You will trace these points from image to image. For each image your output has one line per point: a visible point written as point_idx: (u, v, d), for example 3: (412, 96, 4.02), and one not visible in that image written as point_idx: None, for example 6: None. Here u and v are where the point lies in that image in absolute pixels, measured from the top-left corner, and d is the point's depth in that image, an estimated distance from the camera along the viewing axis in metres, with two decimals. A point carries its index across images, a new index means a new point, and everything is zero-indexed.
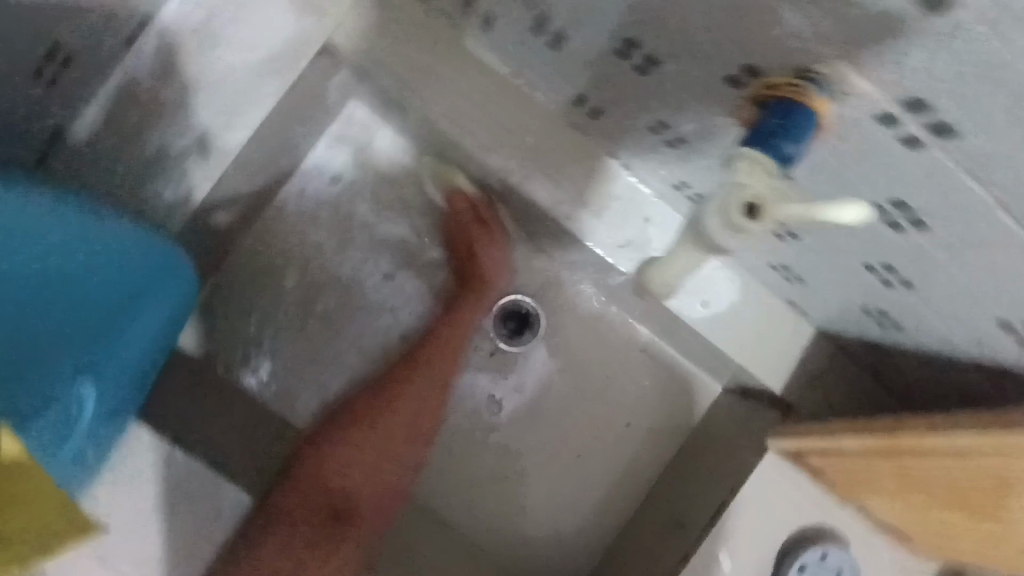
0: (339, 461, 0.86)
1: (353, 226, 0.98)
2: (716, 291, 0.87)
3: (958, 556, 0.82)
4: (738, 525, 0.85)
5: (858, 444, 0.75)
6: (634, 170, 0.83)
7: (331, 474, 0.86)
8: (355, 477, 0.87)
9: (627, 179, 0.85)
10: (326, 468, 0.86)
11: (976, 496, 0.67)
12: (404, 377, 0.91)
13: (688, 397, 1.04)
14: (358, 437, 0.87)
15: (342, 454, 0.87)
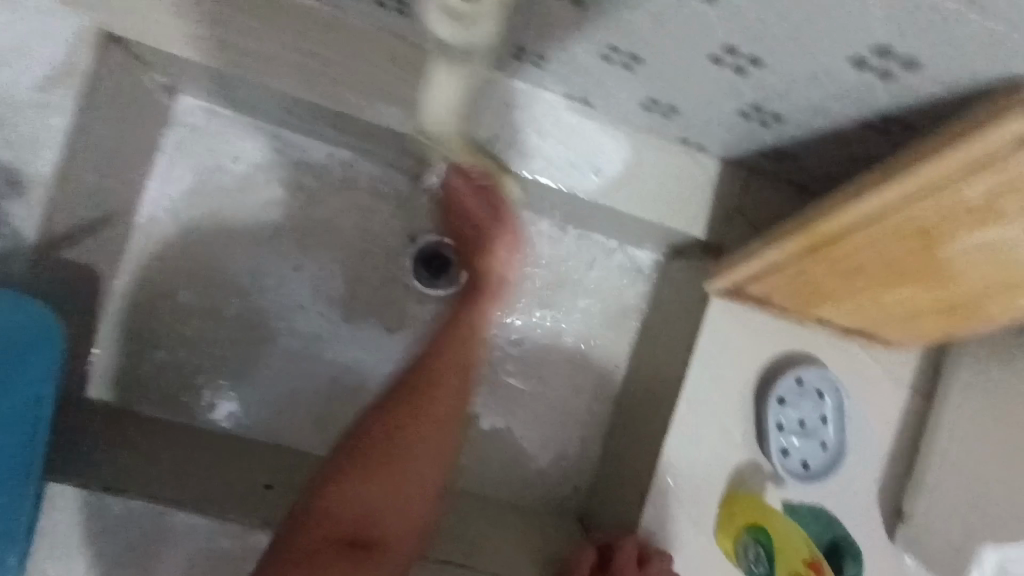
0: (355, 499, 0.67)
1: (242, 222, 0.95)
2: (609, 156, 0.81)
3: (929, 330, 0.79)
4: (698, 374, 0.85)
5: (785, 252, 0.71)
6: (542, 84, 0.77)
7: (343, 514, 0.66)
8: (393, 499, 0.69)
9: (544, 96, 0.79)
10: (402, 476, 0.69)
11: (904, 256, 0.64)
12: (453, 351, 0.75)
13: (629, 281, 1.03)
14: (414, 427, 0.71)
15: (371, 484, 0.68)
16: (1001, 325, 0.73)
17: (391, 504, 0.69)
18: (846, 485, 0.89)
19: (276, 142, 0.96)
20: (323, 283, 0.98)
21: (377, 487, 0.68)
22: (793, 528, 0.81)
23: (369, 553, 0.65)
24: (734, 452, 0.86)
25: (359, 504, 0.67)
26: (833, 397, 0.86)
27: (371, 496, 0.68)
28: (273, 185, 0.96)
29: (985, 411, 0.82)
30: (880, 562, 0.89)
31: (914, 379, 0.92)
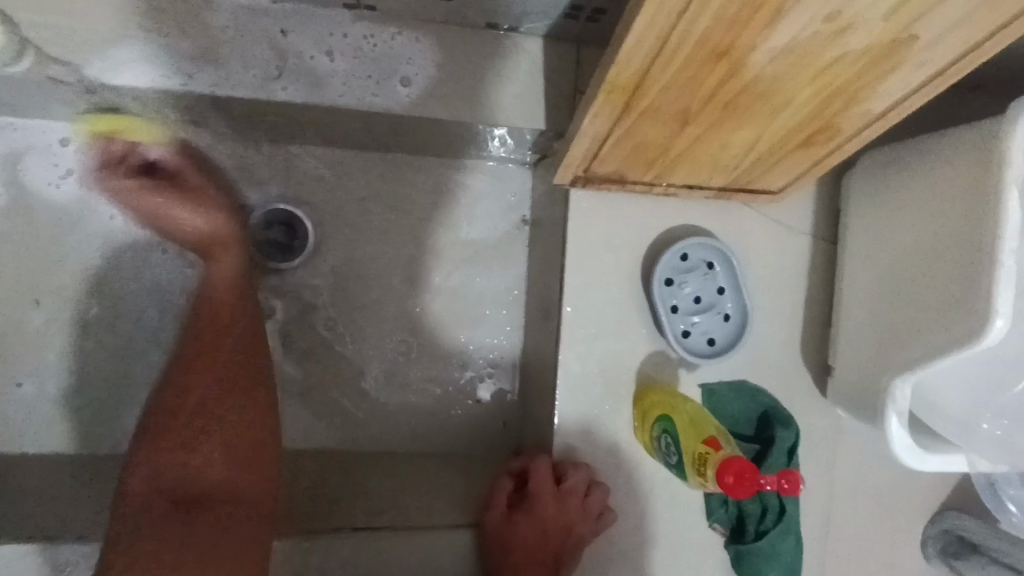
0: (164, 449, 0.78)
1: (69, 237, 0.87)
2: (417, 63, 0.73)
3: (797, 165, 0.72)
4: (578, 271, 0.80)
5: (598, 124, 0.62)
6: (384, 7, 0.71)
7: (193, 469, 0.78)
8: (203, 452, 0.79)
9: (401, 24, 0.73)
10: (208, 438, 0.79)
11: (721, 90, 0.56)
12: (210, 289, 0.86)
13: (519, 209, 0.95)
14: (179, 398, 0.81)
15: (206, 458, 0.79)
16: (862, 138, 0.66)
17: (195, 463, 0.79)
18: (761, 350, 0.84)
19: (78, 138, 0.86)
20: (176, 280, 0.90)
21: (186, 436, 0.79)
22: (701, 409, 0.74)
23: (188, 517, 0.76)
24: (636, 345, 0.81)
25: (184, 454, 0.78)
26: (724, 265, 0.80)
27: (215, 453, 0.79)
28: (89, 188, 0.87)
29: (876, 234, 0.76)
30: (812, 419, 0.85)
31: (811, 225, 0.86)
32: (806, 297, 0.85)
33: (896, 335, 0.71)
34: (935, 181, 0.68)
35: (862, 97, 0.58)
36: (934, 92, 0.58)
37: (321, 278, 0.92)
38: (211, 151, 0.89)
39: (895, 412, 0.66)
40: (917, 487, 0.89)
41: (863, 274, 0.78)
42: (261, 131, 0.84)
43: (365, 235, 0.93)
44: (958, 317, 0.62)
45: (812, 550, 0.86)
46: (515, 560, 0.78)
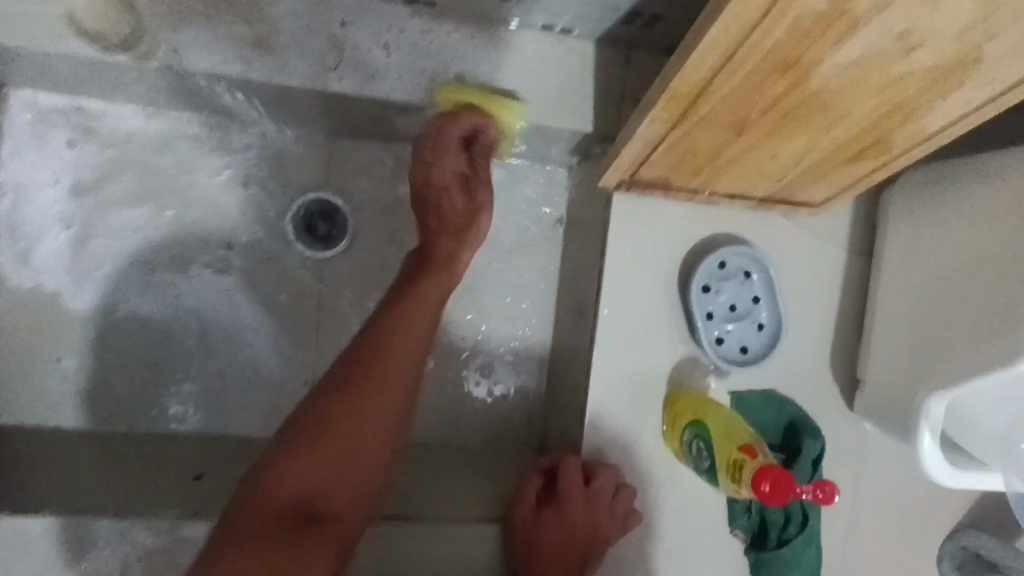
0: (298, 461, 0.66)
1: (105, 215, 0.88)
2: (470, 61, 0.74)
3: (842, 178, 0.73)
4: (617, 274, 0.81)
5: (655, 128, 0.63)
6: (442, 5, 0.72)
7: (287, 479, 0.66)
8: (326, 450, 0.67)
9: (456, 22, 0.74)
10: (348, 421, 0.68)
11: (781, 101, 0.57)
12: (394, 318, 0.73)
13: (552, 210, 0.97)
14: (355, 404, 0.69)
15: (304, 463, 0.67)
16: (911, 154, 0.67)
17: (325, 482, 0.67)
18: (791, 361, 0.85)
19: (120, 119, 0.87)
20: (216, 263, 0.91)
21: (331, 474, 0.67)
22: (734, 417, 0.75)
23: (317, 528, 0.65)
24: (669, 350, 0.82)
25: (294, 481, 0.66)
26: (761, 275, 0.81)
27: (308, 471, 0.66)
28: (130, 168, 0.88)
29: (915, 250, 0.77)
30: (839, 432, 0.86)
31: (846, 239, 0.86)
32: (838, 310, 0.86)
33: (931, 350, 0.72)
34: (982, 200, 0.68)
35: (917, 114, 0.59)
36: (989, 112, 0.59)
37: (357, 269, 0.93)
38: (257, 137, 0.90)
39: (929, 429, 0.67)
40: (938, 504, 0.90)
41: (899, 289, 0.79)
42: (308, 120, 0.85)
43: (402, 228, 0.94)
44: (998, 334, 0.63)
45: (833, 561, 0.86)
46: (541, 556, 0.79)
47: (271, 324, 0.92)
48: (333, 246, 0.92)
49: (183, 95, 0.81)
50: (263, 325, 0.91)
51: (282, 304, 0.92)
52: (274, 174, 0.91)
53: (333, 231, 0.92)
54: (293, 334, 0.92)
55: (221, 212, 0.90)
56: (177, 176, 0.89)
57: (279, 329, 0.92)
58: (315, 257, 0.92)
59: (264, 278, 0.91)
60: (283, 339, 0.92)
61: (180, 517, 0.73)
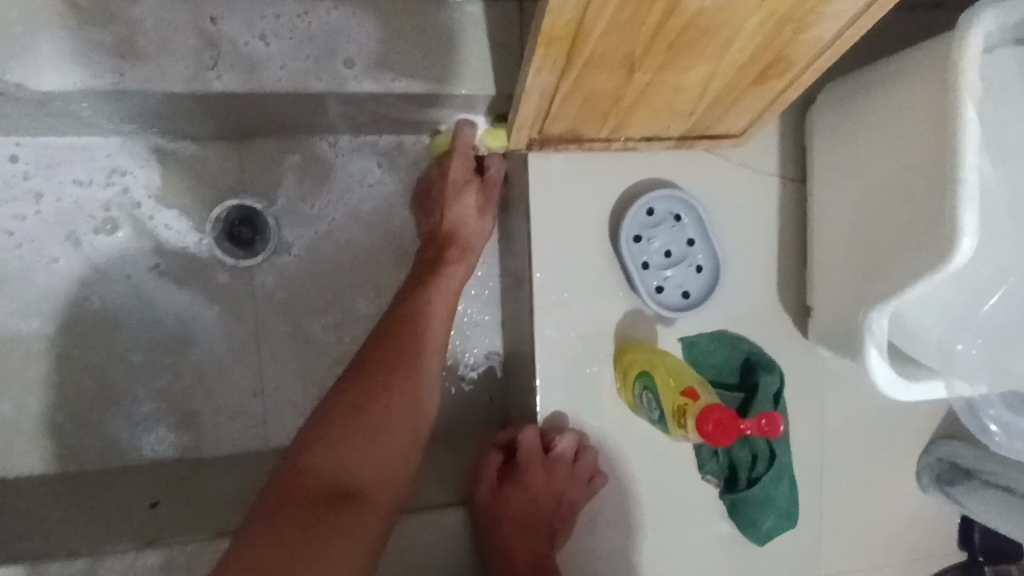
0: (336, 448, 0.64)
1: (29, 230, 0.84)
2: (356, 38, 0.71)
3: (756, 102, 0.70)
4: (546, 237, 0.78)
5: (544, 78, 0.60)
6: None
7: (323, 465, 0.63)
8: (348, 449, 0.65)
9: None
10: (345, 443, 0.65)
11: (661, 29, 0.54)
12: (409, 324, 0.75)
13: None
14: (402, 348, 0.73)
15: (338, 449, 0.64)
16: (818, 66, 0.64)
17: (362, 462, 0.64)
18: (739, 298, 0.83)
19: (41, 146, 0.83)
20: (147, 287, 0.88)
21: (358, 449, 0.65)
22: (679, 363, 0.73)
23: (352, 506, 0.61)
24: (611, 305, 0.80)
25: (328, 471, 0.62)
26: (692, 216, 0.79)
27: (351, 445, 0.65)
28: (44, 199, 0.84)
29: (842, 166, 0.75)
30: (798, 362, 0.85)
31: (778, 166, 0.84)
32: (780, 240, 0.84)
33: (870, 267, 0.70)
34: (896, 105, 0.66)
35: (810, 22, 0.56)
36: (884, 7, 0.56)
37: (292, 272, 0.91)
38: (163, 150, 0.87)
39: (874, 345, 0.66)
40: (908, 419, 0.89)
41: (834, 210, 0.77)
42: (210, 126, 0.82)
43: (330, 224, 0.91)
44: (927, 241, 0.61)
45: (809, 491, 0.86)
46: (507, 533, 0.78)
47: (212, 340, 0.89)
48: (256, 253, 0.89)
49: (74, 120, 0.77)
50: (204, 342, 0.89)
51: (220, 318, 0.89)
52: (189, 186, 0.88)
53: (257, 237, 0.89)
54: (235, 348, 0.90)
55: (160, 235, 0.87)
56: (101, 204, 0.86)
57: (221, 344, 0.89)
58: (243, 266, 0.89)
59: (198, 294, 0.89)
60: (227, 354, 0.90)
61: (132, 548, 0.72)
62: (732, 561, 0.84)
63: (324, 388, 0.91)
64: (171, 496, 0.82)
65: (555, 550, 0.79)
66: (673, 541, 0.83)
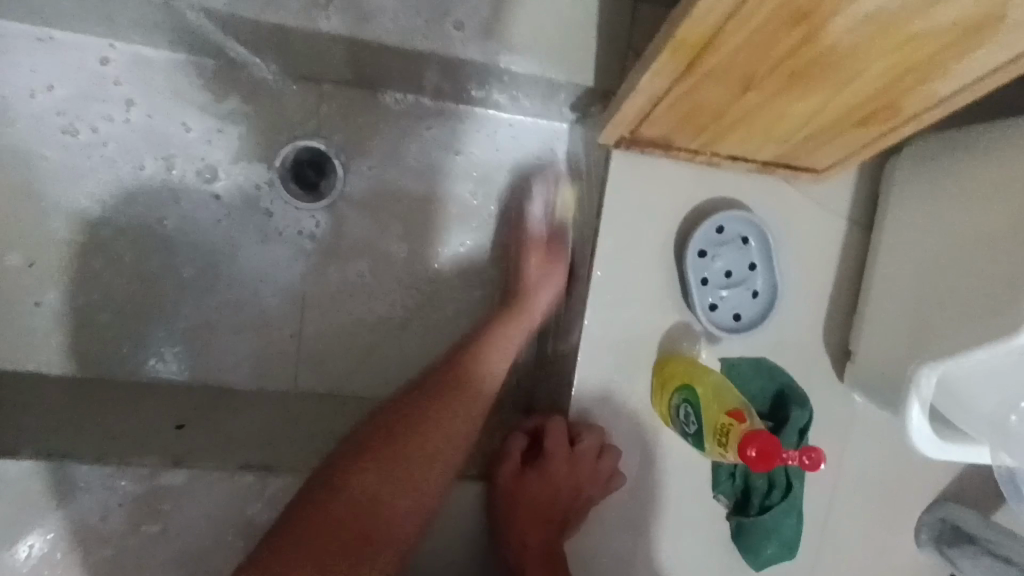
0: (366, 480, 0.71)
1: (113, 135, 0.84)
2: (469, 4, 0.72)
3: (849, 144, 0.70)
4: (613, 235, 0.79)
5: (659, 80, 0.60)
6: None
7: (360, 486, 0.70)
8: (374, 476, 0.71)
9: None
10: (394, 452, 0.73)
11: (790, 58, 0.54)
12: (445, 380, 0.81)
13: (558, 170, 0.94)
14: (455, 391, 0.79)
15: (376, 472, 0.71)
16: (923, 120, 0.65)
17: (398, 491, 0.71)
18: (784, 331, 0.84)
19: (134, 54, 0.83)
20: (210, 212, 0.87)
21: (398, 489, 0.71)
22: (723, 381, 0.74)
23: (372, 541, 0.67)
24: (661, 314, 0.81)
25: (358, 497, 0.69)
26: (759, 241, 0.80)
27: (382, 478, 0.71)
28: (129, 110, 0.84)
29: (916, 220, 0.76)
30: (828, 402, 0.86)
31: (848, 209, 0.85)
32: (834, 283, 0.85)
33: (924, 324, 0.71)
34: (991, 171, 0.67)
35: (933, 75, 0.56)
36: (1008, 74, 0.57)
37: (348, 224, 0.90)
38: (246, 79, 0.86)
39: (918, 400, 0.66)
40: (919, 478, 0.90)
41: (897, 262, 0.78)
42: (300, 65, 0.82)
43: (393, 183, 0.91)
44: (994, 311, 0.62)
45: (814, 529, 0.88)
46: (520, 517, 0.79)
47: (257, 276, 0.89)
48: (320, 199, 0.89)
49: (168, 33, 0.77)
50: (249, 277, 0.89)
51: (269, 255, 0.89)
52: (264, 119, 0.87)
53: (323, 184, 0.89)
54: (278, 288, 0.89)
55: (237, 169, 0.87)
56: (194, 133, 0.86)
57: (266, 282, 0.89)
58: (302, 210, 0.89)
59: (252, 228, 0.88)
60: (271, 293, 0.89)
61: (160, 465, 0.73)
62: None
63: (358, 342, 0.91)
64: (196, 419, 0.82)
65: (563, 539, 0.81)
66: (674, 552, 0.84)
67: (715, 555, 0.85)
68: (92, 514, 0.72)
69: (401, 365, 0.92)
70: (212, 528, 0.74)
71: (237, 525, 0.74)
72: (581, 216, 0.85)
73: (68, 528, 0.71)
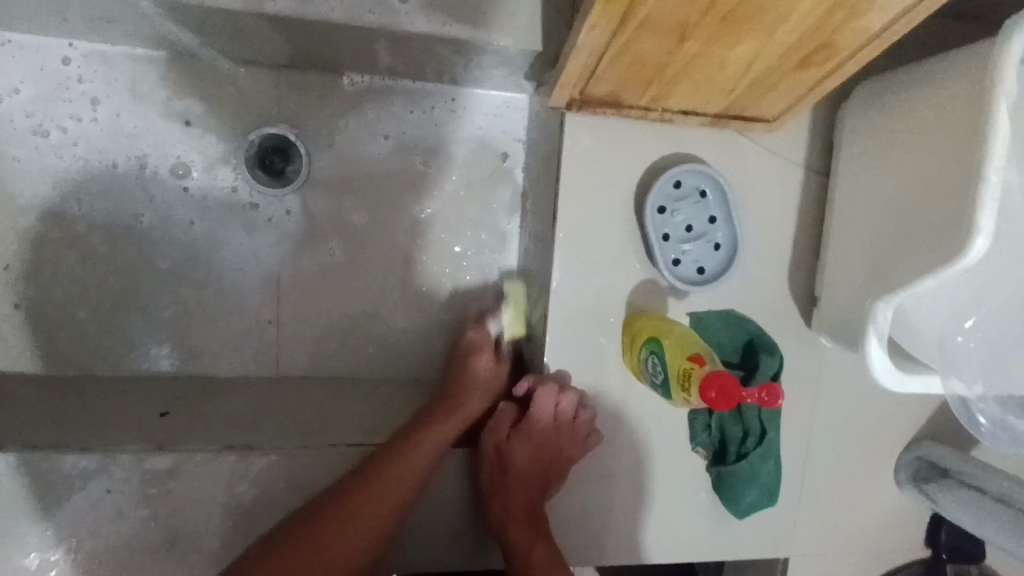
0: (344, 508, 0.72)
1: (84, 135, 0.85)
2: None
3: (794, 88, 0.72)
4: (573, 197, 0.80)
5: (597, 35, 0.61)
6: None
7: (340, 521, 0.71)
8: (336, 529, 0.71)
9: None
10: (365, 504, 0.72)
11: (717, 2, 0.56)
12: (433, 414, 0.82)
13: (519, 139, 0.95)
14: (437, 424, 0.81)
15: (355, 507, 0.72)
16: (861, 57, 0.66)
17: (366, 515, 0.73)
18: (749, 282, 0.86)
19: (95, 52, 0.84)
20: (180, 203, 0.89)
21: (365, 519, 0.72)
22: (687, 331, 0.75)
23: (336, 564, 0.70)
24: (627, 272, 0.82)
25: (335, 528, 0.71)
26: (717, 193, 0.81)
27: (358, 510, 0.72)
28: (95, 107, 0.85)
29: (867, 161, 0.77)
30: (798, 348, 0.88)
31: (804, 157, 0.86)
32: (796, 231, 0.87)
33: (877, 260, 0.73)
34: (931, 104, 0.68)
35: (860, 10, 0.58)
36: (935, 4, 0.57)
37: (317, 208, 0.92)
38: (205, 71, 0.87)
39: (877, 334, 0.68)
40: (893, 419, 0.92)
41: (853, 204, 0.79)
42: (254, 52, 0.83)
43: (359, 164, 0.92)
44: (937, 241, 0.64)
45: (792, 474, 0.90)
46: (510, 486, 0.80)
47: (231, 264, 0.90)
48: (287, 184, 0.91)
49: (123, 28, 0.78)
50: (224, 265, 0.90)
51: (241, 243, 0.90)
52: (226, 109, 0.88)
53: (289, 169, 0.90)
54: (253, 275, 0.91)
55: (204, 161, 0.89)
56: (159, 125, 0.87)
57: (240, 269, 0.91)
58: (271, 196, 0.91)
59: (223, 218, 0.90)
60: (246, 279, 0.91)
61: (144, 449, 0.75)
62: (709, 530, 0.88)
63: (336, 322, 0.93)
64: (180, 406, 0.84)
65: (547, 499, 0.83)
66: (656, 505, 0.86)
67: (696, 505, 0.87)
68: (82, 502, 0.74)
69: (378, 342, 0.94)
70: (200, 508, 0.76)
71: (225, 503, 0.76)
72: (543, 182, 0.87)
73: (61, 516, 0.73)
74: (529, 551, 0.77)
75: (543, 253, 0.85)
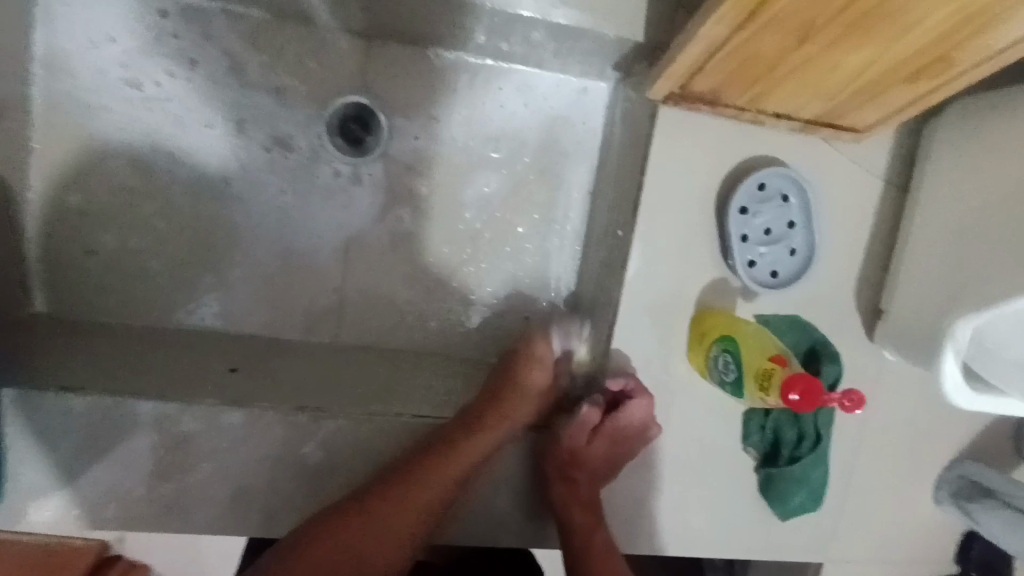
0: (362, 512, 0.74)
1: (175, 89, 0.86)
2: None
3: (896, 99, 0.72)
4: (658, 190, 0.80)
5: (719, 28, 0.62)
6: None
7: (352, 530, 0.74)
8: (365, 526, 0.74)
9: None
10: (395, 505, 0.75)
11: (850, 6, 0.55)
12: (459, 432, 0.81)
13: (597, 129, 0.95)
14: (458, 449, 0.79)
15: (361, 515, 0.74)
16: (973, 74, 0.66)
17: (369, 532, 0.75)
18: (818, 290, 0.86)
19: (192, 6, 0.84)
20: (259, 164, 0.89)
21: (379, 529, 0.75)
22: (763, 333, 0.77)
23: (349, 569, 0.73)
24: (701, 270, 0.83)
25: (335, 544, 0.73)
26: (799, 200, 0.82)
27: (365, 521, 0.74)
28: (186, 63, 0.85)
29: (955, 179, 0.78)
30: (857, 359, 0.89)
31: (884, 170, 0.86)
32: (868, 243, 0.87)
33: (959, 277, 0.73)
34: None
35: (989, 27, 0.57)
36: None
37: (391, 180, 0.92)
38: (296, 34, 0.87)
39: (954, 351, 0.68)
40: (940, 436, 0.93)
41: (933, 221, 0.80)
42: (350, 19, 0.83)
43: (437, 140, 0.92)
44: None
45: (838, 481, 0.91)
46: (577, 480, 0.82)
47: (304, 229, 0.91)
48: (365, 153, 0.91)
49: None
50: (296, 230, 0.91)
51: (313, 209, 0.91)
52: (313, 74, 0.88)
53: (369, 139, 0.91)
54: (323, 241, 0.92)
55: (286, 124, 0.89)
56: (246, 84, 0.87)
57: (312, 234, 0.91)
58: (348, 165, 0.91)
59: (299, 182, 0.90)
60: (316, 245, 0.91)
61: (220, 405, 0.76)
62: (752, 530, 0.90)
63: (401, 295, 0.94)
64: (249, 364, 0.85)
65: (604, 488, 0.85)
66: (704, 500, 0.88)
67: (742, 503, 0.89)
68: (155, 449, 0.75)
69: (439, 317, 0.95)
70: (268, 465, 0.77)
71: (290, 463, 0.77)
72: (623, 174, 0.87)
73: (131, 461, 0.74)
74: (592, 531, 0.79)
75: (619, 244, 0.85)
